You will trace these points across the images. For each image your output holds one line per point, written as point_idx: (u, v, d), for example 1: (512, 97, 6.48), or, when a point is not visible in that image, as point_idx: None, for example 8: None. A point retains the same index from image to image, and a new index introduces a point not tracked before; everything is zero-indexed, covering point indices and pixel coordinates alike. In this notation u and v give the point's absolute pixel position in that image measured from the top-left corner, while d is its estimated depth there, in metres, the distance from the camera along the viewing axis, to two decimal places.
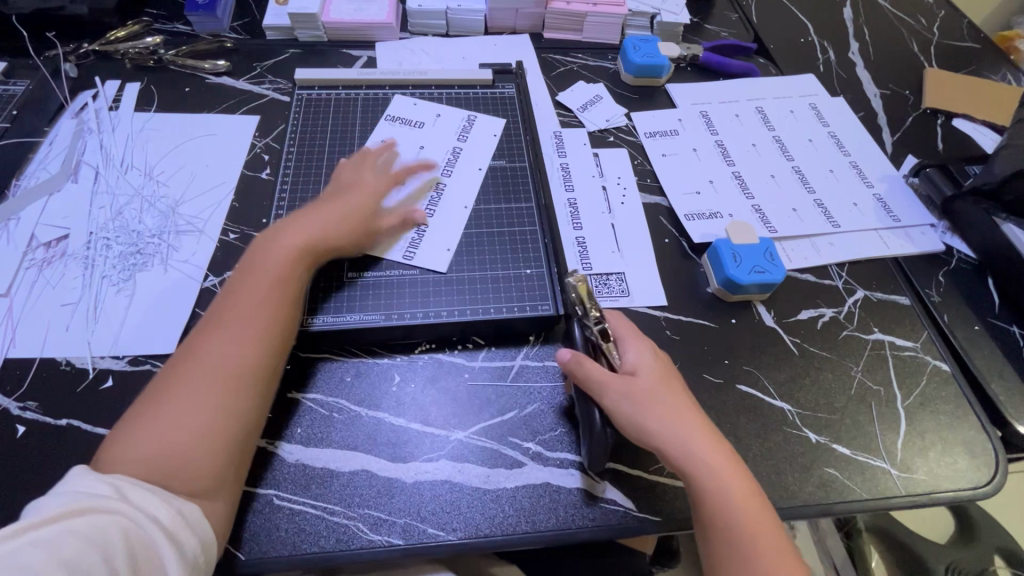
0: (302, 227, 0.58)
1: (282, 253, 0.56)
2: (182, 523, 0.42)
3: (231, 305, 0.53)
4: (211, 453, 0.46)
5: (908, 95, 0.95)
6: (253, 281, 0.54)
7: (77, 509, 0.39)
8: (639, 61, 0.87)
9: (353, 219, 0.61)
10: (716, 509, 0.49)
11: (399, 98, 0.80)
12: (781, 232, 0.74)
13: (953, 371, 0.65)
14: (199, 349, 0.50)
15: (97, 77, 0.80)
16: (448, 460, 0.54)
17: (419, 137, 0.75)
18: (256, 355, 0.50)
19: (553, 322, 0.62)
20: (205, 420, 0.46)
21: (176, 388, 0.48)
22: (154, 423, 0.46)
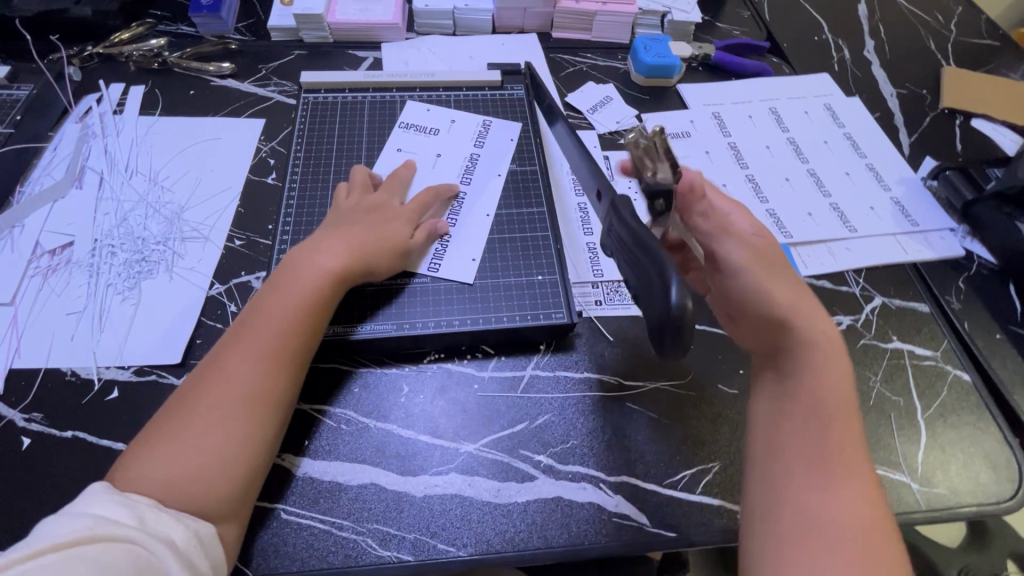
0: (338, 245, 0.57)
1: (311, 271, 0.55)
2: (194, 547, 0.42)
3: (255, 322, 0.52)
4: (230, 476, 0.46)
5: (926, 94, 0.93)
6: (279, 299, 0.53)
7: (89, 537, 0.37)
8: (650, 61, 0.86)
9: (386, 235, 0.60)
10: (818, 400, 0.48)
11: (411, 104, 0.78)
12: (796, 237, 0.72)
13: (974, 382, 0.63)
14: (220, 367, 0.49)
15: (101, 80, 0.79)
16: (458, 474, 0.53)
17: (435, 145, 0.74)
18: (279, 379, 0.50)
19: (565, 331, 0.61)
20: (225, 441, 0.46)
21: (196, 407, 0.47)
22: (172, 441, 0.45)
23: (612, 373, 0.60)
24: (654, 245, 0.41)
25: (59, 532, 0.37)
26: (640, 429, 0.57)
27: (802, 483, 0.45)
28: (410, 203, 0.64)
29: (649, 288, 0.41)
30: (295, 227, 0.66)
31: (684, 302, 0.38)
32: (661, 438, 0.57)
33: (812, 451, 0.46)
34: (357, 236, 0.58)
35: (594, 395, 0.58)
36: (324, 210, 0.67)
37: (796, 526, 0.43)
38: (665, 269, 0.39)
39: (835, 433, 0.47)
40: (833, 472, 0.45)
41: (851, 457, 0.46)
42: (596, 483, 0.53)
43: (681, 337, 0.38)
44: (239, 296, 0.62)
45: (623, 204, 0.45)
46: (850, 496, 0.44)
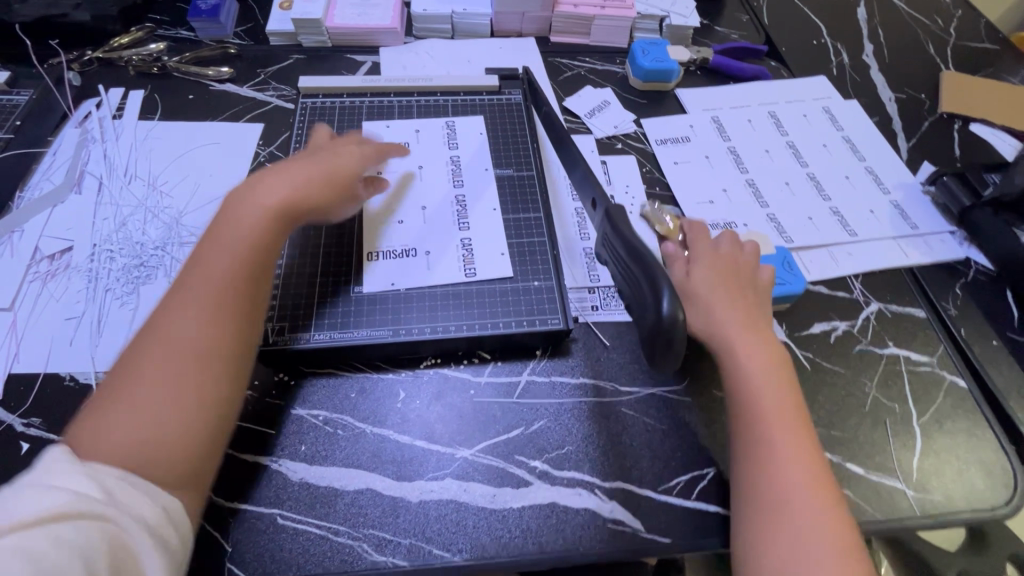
0: (280, 186, 0.56)
1: (252, 215, 0.53)
2: (165, 523, 0.40)
3: (198, 279, 0.49)
4: (183, 440, 0.44)
5: (924, 98, 0.93)
6: (220, 247, 0.51)
7: (60, 514, 0.36)
8: (648, 66, 0.86)
9: (335, 179, 0.60)
10: (755, 386, 0.53)
11: (369, 124, 0.76)
12: (797, 242, 0.72)
13: (970, 388, 0.63)
14: (161, 328, 0.47)
15: (101, 85, 0.79)
16: (454, 479, 0.53)
17: (415, 158, 0.73)
18: (228, 328, 0.48)
19: (560, 337, 0.61)
20: (178, 400, 0.44)
21: (138, 369, 0.44)
22: (116, 408, 0.43)
23: (608, 378, 0.60)
24: (647, 257, 0.44)
25: (27, 509, 0.35)
26: (635, 435, 0.57)
27: (758, 467, 0.50)
28: (369, 147, 0.65)
29: (644, 299, 0.44)
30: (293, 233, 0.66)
31: (676, 314, 0.41)
32: (656, 444, 0.57)
33: (757, 437, 0.51)
34: (300, 171, 0.58)
35: (590, 401, 0.59)
36: None
37: (762, 504, 0.48)
38: (657, 283, 0.42)
39: (776, 414, 0.52)
40: (783, 450, 0.50)
41: (793, 434, 0.51)
42: (591, 489, 0.54)
43: (673, 346, 0.42)
44: None
45: (618, 216, 0.48)
46: (803, 468, 0.49)
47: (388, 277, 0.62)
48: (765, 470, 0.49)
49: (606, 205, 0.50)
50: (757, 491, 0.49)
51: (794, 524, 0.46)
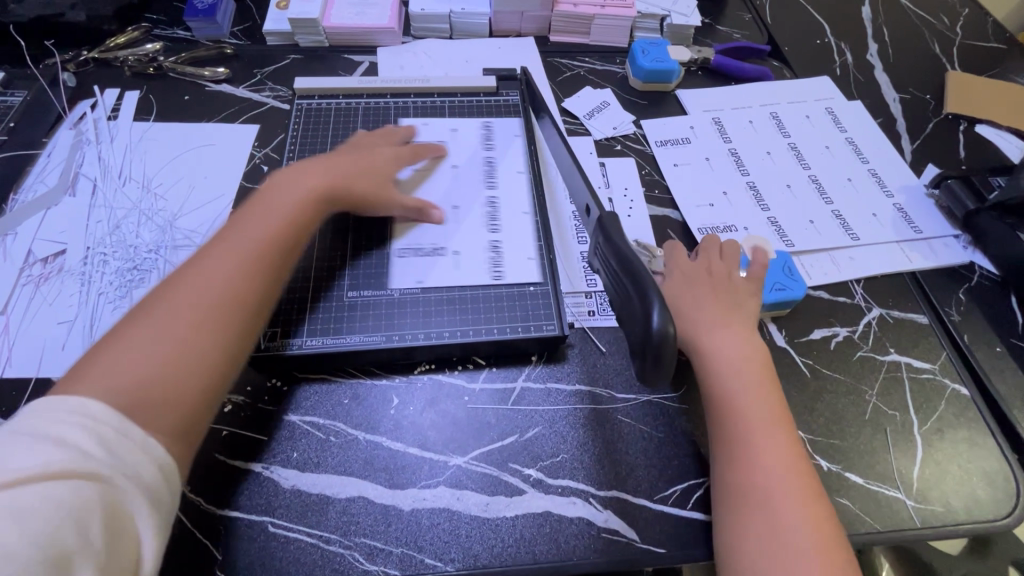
0: (326, 172, 0.61)
1: (296, 192, 0.58)
2: (161, 482, 0.39)
3: (218, 243, 0.52)
4: (184, 386, 0.43)
5: (929, 99, 0.92)
6: (263, 213, 0.55)
7: (49, 473, 0.34)
8: (648, 66, 0.85)
9: (369, 171, 0.65)
10: (736, 386, 0.54)
11: (406, 122, 0.76)
12: (798, 246, 0.71)
13: (972, 396, 0.62)
14: (176, 284, 0.48)
15: (96, 86, 0.79)
16: (447, 487, 0.53)
17: (452, 156, 0.73)
18: (259, 284, 0.50)
19: (556, 343, 0.60)
20: (203, 341, 0.45)
21: (169, 307, 0.46)
22: (120, 348, 0.43)
23: (604, 385, 0.60)
24: (639, 270, 0.44)
25: (15, 466, 0.34)
26: (632, 443, 0.56)
27: (738, 468, 0.50)
28: (405, 149, 0.70)
29: (634, 312, 0.44)
30: None
31: (664, 327, 0.41)
32: (652, 452, 0.56)
33: (738, 437, 0.51)
34: (342, 164, 0.63)
35: (586, 408, 0.58)
36: None
37: (743, 503, 0.48)
38: (647, 295, 0.42)
39: (758, 416, 0.52)
40: (765, 451, 0.50)
41: (775, 436, 0.51)
42: (586, 498, 0.53)
43: (661, 359, 0.41)
44: None
45: (613, 227, 0.48)
46: (783, 470, 0.49)
47: (414, 276, 0.62)
48: (745, 470, 0.49)
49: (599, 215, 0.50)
50: (739, 489, 0.49)
51: (773, 521, 0.47)
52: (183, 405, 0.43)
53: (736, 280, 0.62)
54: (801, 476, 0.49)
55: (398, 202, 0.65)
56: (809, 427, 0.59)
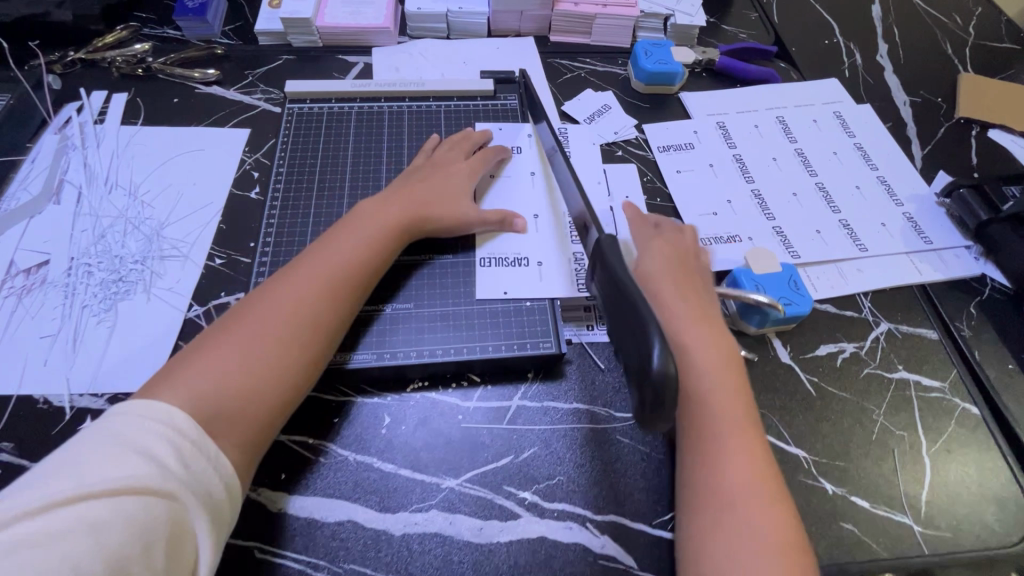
0: (410, 196, 0.62)
1: (381, 217, 0.59)
2: (221, 501, 0.42)
3: (306, 263, 0.54)
4: (262, 406, 0.47)
5: (940, 103, 0.89)
6: (347, 235, 0.57)
7: (129, 488, 0.37)
8: (651, 68, 0.82)
9: (447, 189, 0.65)
10: (708, 382, 0.52)
11: (483, 125, 0.76)
12: (804, 257, 0.69)
13: (983, 415, 0.60)
14: (265, 300, 0.51)
15: (82, 88, 0.77)
16: (439, 511, 0.51)
17: (527, 163, 0.73)
18: (336, 311, 0.53)
19: (552, 361, 0.59)
20: (278, 363, 0.48)
21: (253, 324, 0.49)
22: (209, 358, 0.46)
23: (603, 403, 0.58)
24: (638, 298, 0.40)
25: (99, 478, 0.37)
26: (631, 465, 0.54)
27: (703, 483, 0.48)
28: (472, 159, 0.69)
29: (635, 344, 0.39)
30: (277, 249, 0.63)
31: (666, 364, 0.36)
32: (652, 474, 0.54)
33: (706, 451, 0.49)
34: (424, 185, 0.64)
35: (585, 428, 0.56)
36: (310, 231, 0.65)
37: (704, 520, 0.46)
38: (647, 327, 0.38)
39: (730, 430, 0.50)
40: (734, 468, 0.48)
41: (746, 451, 0.49)
42: (582, 523, 0.51)
43: (662, 399, 0.36)
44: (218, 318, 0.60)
45: (611, 250, 0.45)
46: (751, 489, 0.47)
47: (499, 286, 0.63)
48: (711, 487, 0.47)
49: (600, 237, 0.47)
50: (703, 506, 0.47)
51: (733, 541, 0.45)
52: (259, 423, 0.47)
53: (699, 265, 0.61)
54: (770, 494, 0.47)
55: (478, 217, 0.64)
56: (814, 449, 0.57)
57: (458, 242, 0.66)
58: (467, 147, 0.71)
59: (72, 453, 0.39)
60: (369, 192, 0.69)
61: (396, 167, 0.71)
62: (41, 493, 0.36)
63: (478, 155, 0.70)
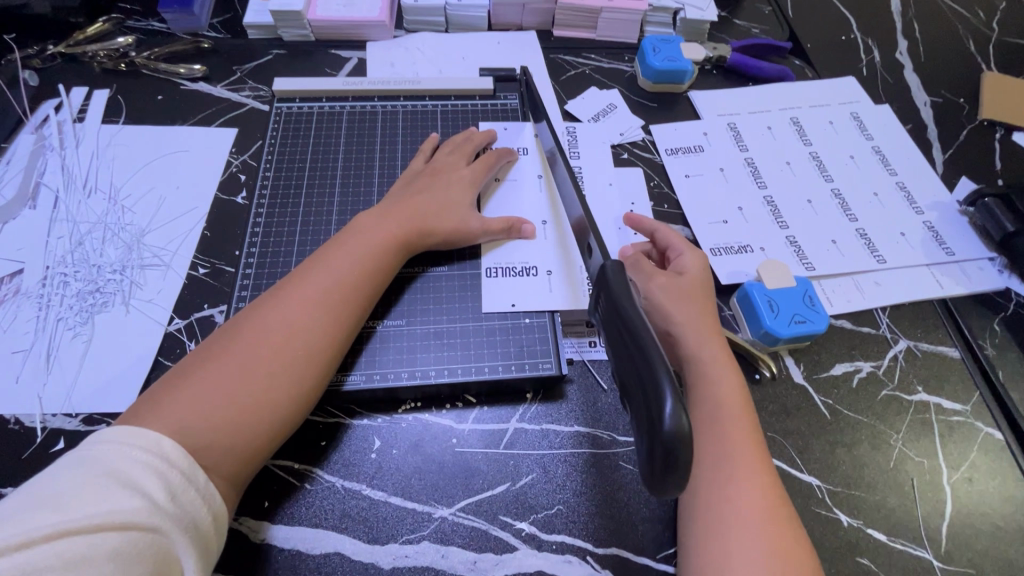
0: (412, 208, 0.59)
1: (383, 232, 0.56)
2: (210, 532, 0.39)
3: (305, 281, 0.51)
4: (254, 438, 0.44)
5: (963, 103, 0.85)
6: (346, 251, 0.54)
7: (113, 523, 0.34)
8: (659, 65, 0.78)
9: (448, 199, 0.61)
10: (714, 397, 0.50)
11: (485, 125, 0.72)
12: (819, 270, 0.65)
13: (1007, 441, 0.57)
14: (261, 320, 0.48)
15: (61, 85, 0.73)
16: (432, 542, 0.48)
17: (532, 166, 0.69)
18: (336, 335, 0.50)
19: (551, 382, 0.56)
20: (271, 392, 0.45)
21: (245, 349, 0.46)
22: (198, 385, 0.44)
23: (606, 427, 0.55)
24: (649, 343, 0.36)
25: (80, 512, 0.34)
26: (635, 493, 0.51)
27: (709, 520, 0.45)
28: (476, 165, 0.65)
29: (637, 386, 0.36)
30: (262, 258, 0.60)
31: (679, 421, 0.32)
32: (658, 504, 0.51)
33: (711, 487, 0.46)
34: (425, 195, 0.60)
35: (586, 453, 0.53)
36: (297, 239, 0.62)
37: (710, 561, 0.43)
38: (658, 378, 0.34)
39: (739, 465, 0.47)
40: (744, 507, 0.45)
41: (756, 488, 0.46)
42: (582, 556, 0.48)
43: (673, 464, 0.32)
44: (200, 333, 0.57)
45: (615, 282, 0.42)
46: (761, 529, 0.44)
47: (506, 298, 0.59)
48: (714, 526, 0.45)
49: (603, 265, 0.44)
50: (709, 546, 0.44)
51: None
52: (249, 455, 0.44)
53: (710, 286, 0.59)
54: (784, 535, 0.44)
55: (483, 227, 0.61)
56: (829, 477, 0.54)
57: (461, 252, 0.62)
58: (469, 150, 0.67)
59: (48, 485, 0.35)
60: (361, 198, 0.65)
61: (389, 171, 0.68)
62: (13, 527, 0.32)
63: (484, 157, 0.66)
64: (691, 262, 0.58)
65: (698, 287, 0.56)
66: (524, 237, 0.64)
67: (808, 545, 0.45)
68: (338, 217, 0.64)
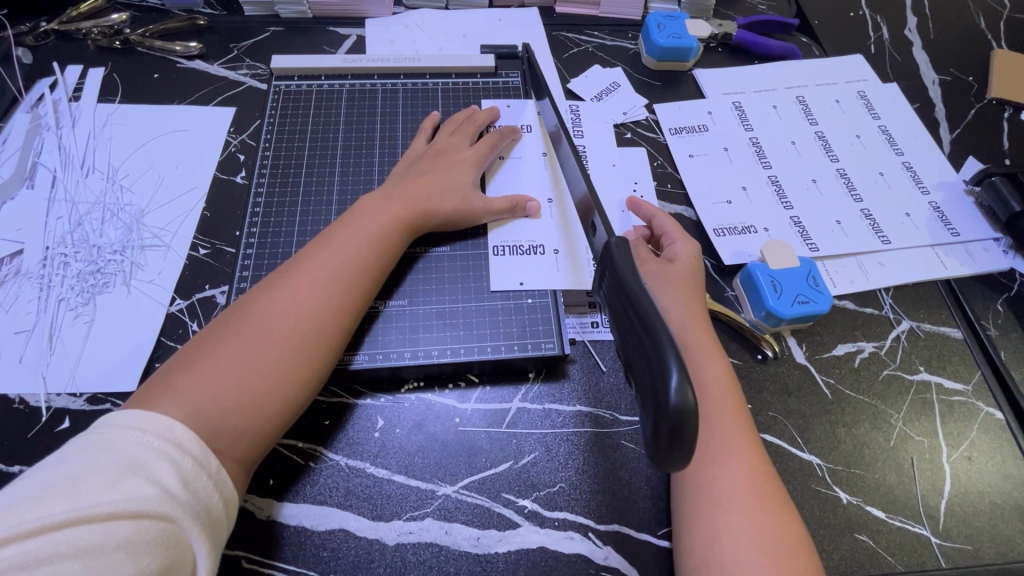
0: (417, 189, 0.58)
1: (388, 214, 0.55)
2: (221, 518, 0.40)
3: (311, 262, 0.51)
4: (263, 420, 0.44)
5: (972, 81, 0.84)
6: (351, 234, 0.53)
7: (126, 512, 0.34)
8: (663, 42, 0.77)
9: (452, 180, 0.60)
10: (702, 376, 0.50)
11: (488, 103, 0.71)
12: (823, 250, 0.65)
13: (1007, 420, 0.57)
14: (269, 302, 0.48)
15: (56, 63, 0.72)
16: (435, 520, 0.49)
17: (536, 143, 0.69)
18: (342, 318, 0.50)
19: (554, 363, 0.56)
20: (277, 373, 0.45)
21: (251, 330, 0.46)
22: (206, 366, 0.44)
23: (608, 407, 0.55)
24: (657, 321, 0.36)
25: (93, 499, 0.34)
26: (636, 471, 0.52)
27: (698, 499, 0.45)
28: (479, 145, 0.65)
29: (644, 365, 0.35)
30: (263, 239, 0.60)
31: (685, 398, 0.32)
32: (658, 481, 0.51)
33: (699, 468, 0.46)
34: (428, 176, 0.60)
35: (588, 432, 0.53)
36: (297, 220, 0.61)
37: (702, 538, 0.44)
38: (664, 353, 0.34)
39: (727, 446, 0.47)
40: (732, 485, 0.45)
41: (745, 469, 0.46)
42: (584, 533, 0.49)
43: (679, 440, 0.32)
44: (202, 313, 0.57)
45: (622, 260, 0.42)
46: (751, 505, 0.44)
47: (513, 276, 0.59)
48: (707, 507, 0.45)
49: (608, 242, 0.44)
50: (700, 524, 0.45)
51: (733, 567, 0.42)
52: (260, 436, 0.44)
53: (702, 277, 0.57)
54: (774, 514, 0.44)
55: (488, 207, 0.61)
56: (829, 455, 0.54)
57: (467, 232, 0.62)
58: (473, 130, 0.66)
59: (60, 471, 0.35)
60: (361, 178, 0.65)
61: (389, 151, 0.67)
62: (25, 514, 0.32)
63: (488, 138, 0.66)
64: (684, 251, 0.56)
65: (689, 274, 0.55)
66: (529, 215, 0.63)
67: (798, 521, 0.45)
68: (338, 196, 0.63)
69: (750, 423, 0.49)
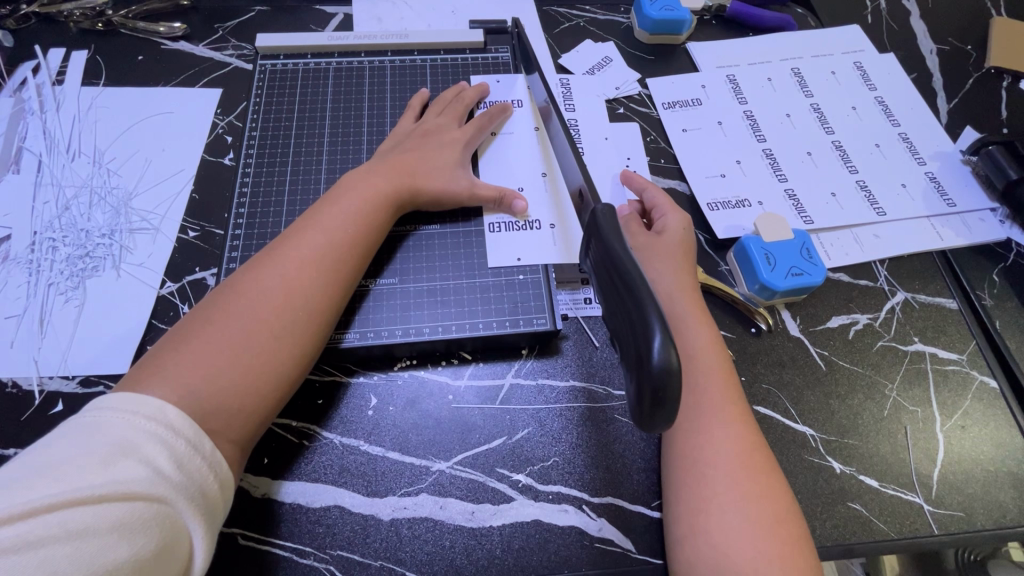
0: (405, 167, 0.58)
1: (375, 191, 0.55)
2: (216, 499, 0.40)
3: (299, 240, 0.50)
4: (256, 399, 0.44)
5: (970, 50, 0.82)
6: (337, 210, 0.53)
7: (118, 494, 0.34)
8: (656, 15, 0.75)
9: (440, 160, 0.60)
10: (693, 348, 0.49)
11: (477, 78, 0.70)
12: (817, 223, 0.64)
13: (1001, 388, 0.57)
14: (257, 279, 0.48)
15: (38, 46, 0.71)
16: (430, 495, 0.49)
17: (526, 118, 0.68)
18: (330, 295, 0.49)
19: (546, 339, 0.56)
20: (266, 349, 0.45)
21: (236, 308, 0.46)
22: (193, 344, 0.43)
23: (601, 381, 0.55)
24: (639, 284, 0.36)
25: (84, 482, 0.33)
26: (630, 445, 0.52)
27: (688, 469, 0.46)
28: (468, 125, 0.64)
29: (629, 330, 0.35)
30: (251, 219, 0.59)
31: (668, 359, 0.32)
32: (651, 454, 0.51)
33: (688, 438, 0.47)
34: (417, 155, 0.59)
35: (581, 407, 0.53)
36: (286, 201, 0.61)
37: (690, 505, 0.44)
38: (647, 316, 0.34)
39: (714, 415, 0.47)
40: (722, 454, 0.45)
41: (736, 439, 0.46)
42: (579, 506, 0.49)
43: (662, 402, 0.33)
44: (192, 295, 0.57)
45: (609, 228, 0.41)
46: (740, 474, 0.45)
47: (505, 253, 0.59)
48: (697, 476, 0.45)
49: (593, 209, 0.43)
50: (689, 493, 0.45)
51: (722, 534, 0.43)
52: (254, 415, 0.44)
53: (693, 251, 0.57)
54: (761, 481, 0.45)
55: (476, 187, 0.60)
56: (823, 426, 0.54)
57: (456, 211, 0.61)
58: (461, 110, 0.65)
59: (51, 453, 0.35)
60: (350, 157, 0.64)
61: (378, 129, 0.66)
62: (15, 496, 0.32)
63: (477, 117, 0.65)
64: (673, 224, 0.56)
65: (678, 247, 0.55)
66: (514, 214, 0.61)
67: (787, 488, 0.45)
68: (326, 176, 0.62)
69: (741, 394, 0.49)
